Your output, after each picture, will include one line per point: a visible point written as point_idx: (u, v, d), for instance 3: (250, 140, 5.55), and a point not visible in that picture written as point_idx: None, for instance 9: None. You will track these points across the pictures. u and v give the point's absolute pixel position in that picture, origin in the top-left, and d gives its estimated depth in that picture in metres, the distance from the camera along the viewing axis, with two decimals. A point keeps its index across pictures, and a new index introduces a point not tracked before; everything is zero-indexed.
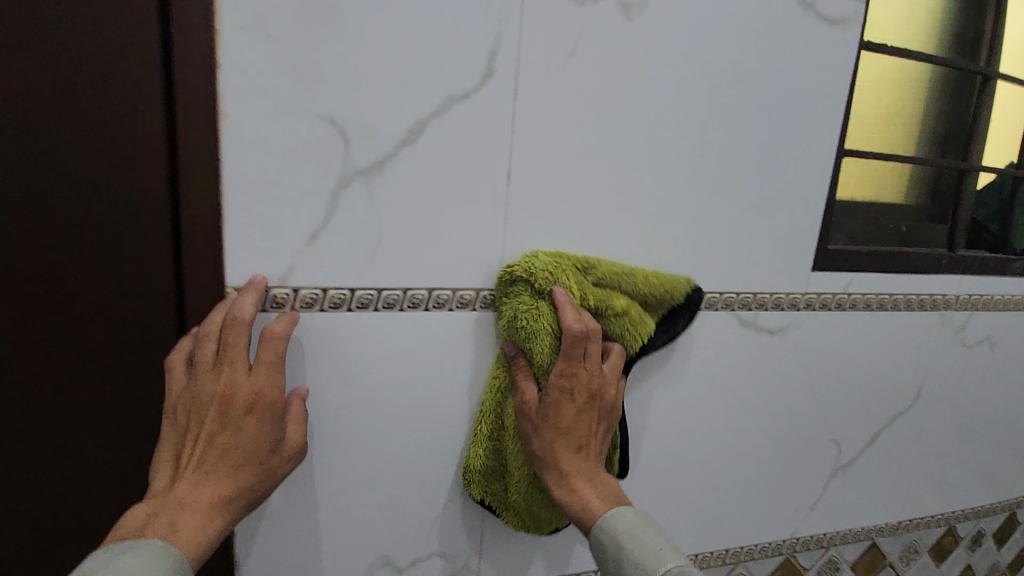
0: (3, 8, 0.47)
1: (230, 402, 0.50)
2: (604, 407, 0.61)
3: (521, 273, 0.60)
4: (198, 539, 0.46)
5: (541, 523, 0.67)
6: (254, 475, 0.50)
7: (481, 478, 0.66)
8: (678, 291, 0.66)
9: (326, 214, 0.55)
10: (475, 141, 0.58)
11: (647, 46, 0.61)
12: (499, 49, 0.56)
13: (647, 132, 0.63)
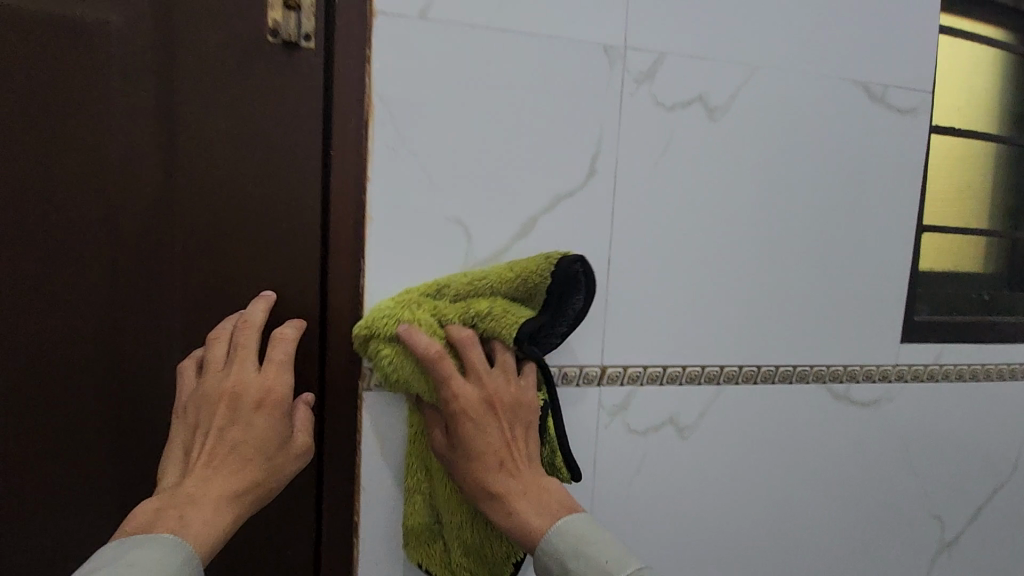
0: (192, 136, 0.55)
1: (241, 397, 0.50)
2: (518, 418, 0.57)
3: (368, 327, 0.56)
4: (208, 533, 0.45)
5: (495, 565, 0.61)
6: (261, 471, 0.50)
7: (418, 539, 0.61)
8: (546, 264, 0.57)
9: None
10: (580, 231, 0.64)
11: (729, 142, 0.68)
12: (601, 151, 0.64)
13: (732, 216, 0.69)
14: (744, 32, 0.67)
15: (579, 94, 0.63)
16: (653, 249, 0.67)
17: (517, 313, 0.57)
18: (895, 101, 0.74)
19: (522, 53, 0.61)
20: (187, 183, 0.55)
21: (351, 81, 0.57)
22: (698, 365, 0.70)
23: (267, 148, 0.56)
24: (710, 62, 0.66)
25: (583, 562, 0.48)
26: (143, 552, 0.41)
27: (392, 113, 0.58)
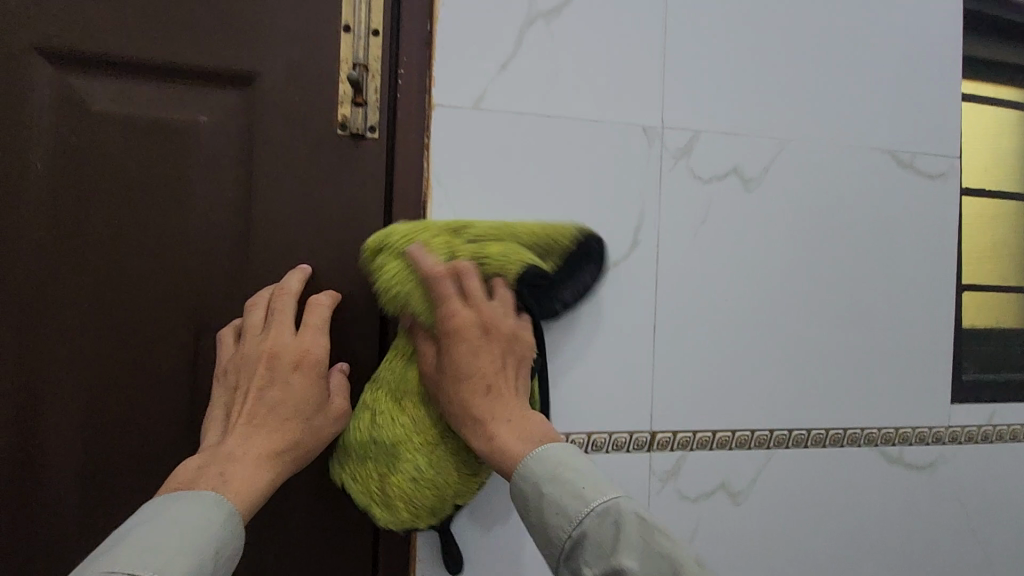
0: (267, 221, 0.59)
1: (275, 360, 0.51)
2: (512, 353, 0.55)
3: (386, 242, 0.54)
4: (248, 492, 0.45)
5: (438, 508, 0.55)
6: (299, 432, 0.50)
7: (358, 460, 0.54)
8: (569, 237, 0.59)
9: None
10: (626, 299, 0.67)
11: (766, 210, 0.71)
12: (643, 223, 0.67)
13: (771, 279, 0.71)
14: (774, 109, 0.71)
15: (621, 171, 0.67)
16: (696, 314, 0.69)
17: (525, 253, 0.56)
18: (925, 167, 0.76)
19: (567, 135, 0.65)
20: (261, 263, 0.59)
21: (411, 168, 0.62)
22: (747, 429, 0.71)
23: (336, 228, 0.61)
24: (743, 137, 0.70)
25: (559, 489, 0.45)
26: (183, 513, 0.40)
27: (449, 196, 0.62)
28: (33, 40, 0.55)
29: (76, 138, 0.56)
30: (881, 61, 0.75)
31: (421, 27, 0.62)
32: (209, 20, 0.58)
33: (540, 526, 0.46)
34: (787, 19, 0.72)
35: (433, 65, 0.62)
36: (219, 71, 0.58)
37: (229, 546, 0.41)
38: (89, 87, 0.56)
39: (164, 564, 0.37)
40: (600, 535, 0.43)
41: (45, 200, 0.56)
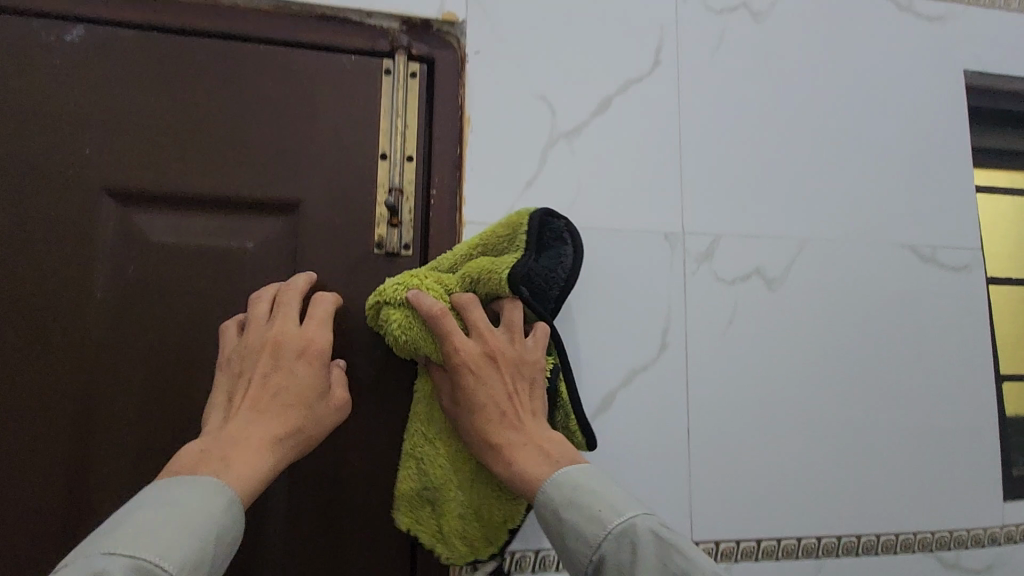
0: None
1: (281, 347, 0.52)
2: (520, 374, 0.54)
3: (385, 298, 0.57)
4: (248, 477, 0.45)
5: (491, 535, 0.57)
6: (303, 417, 0.50)
7: (407, 506, 0.58)
8: (516, 221, 0.57)
9: None
10: (658, 403, 0.67)
11: (792, 308, 0.72)
12: (670, 327, 0.69)
13: (804, 377, 0.71)
14: (790, 211, 0.74)
15: (645, 277, 0.69)
16: (732, 415, 0.69)
17: (507, 258, 0.55)
18: (947, 260, 0.77)
19: (591, 245, 0.68)
20: None
21: None
22: (793, 535, 0.68)
23: (373, 342, 0.64)
24: (763, 240, 0.72)
25: (576, 514, 0.46)
26: (184, 497, 0.41)
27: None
28: (101, 186, 0.60)
29: (133, 268, 0.60)
30: (891, 160, 0.78)
31: (452, 151, 0.67)
32: (258, 157, 0.63)
33: (564, 551, 0.47)
34: (795, 127, 0.76)
35: (463, 185, 0.67)
36: (266, 201, 0.63)
37: (230, 534, 0.42)
38: (147, 223, 0.61)
39: (165, 546, 0.38)
40: (619, 557, 0.44)
41: (101, 330, 0.59)
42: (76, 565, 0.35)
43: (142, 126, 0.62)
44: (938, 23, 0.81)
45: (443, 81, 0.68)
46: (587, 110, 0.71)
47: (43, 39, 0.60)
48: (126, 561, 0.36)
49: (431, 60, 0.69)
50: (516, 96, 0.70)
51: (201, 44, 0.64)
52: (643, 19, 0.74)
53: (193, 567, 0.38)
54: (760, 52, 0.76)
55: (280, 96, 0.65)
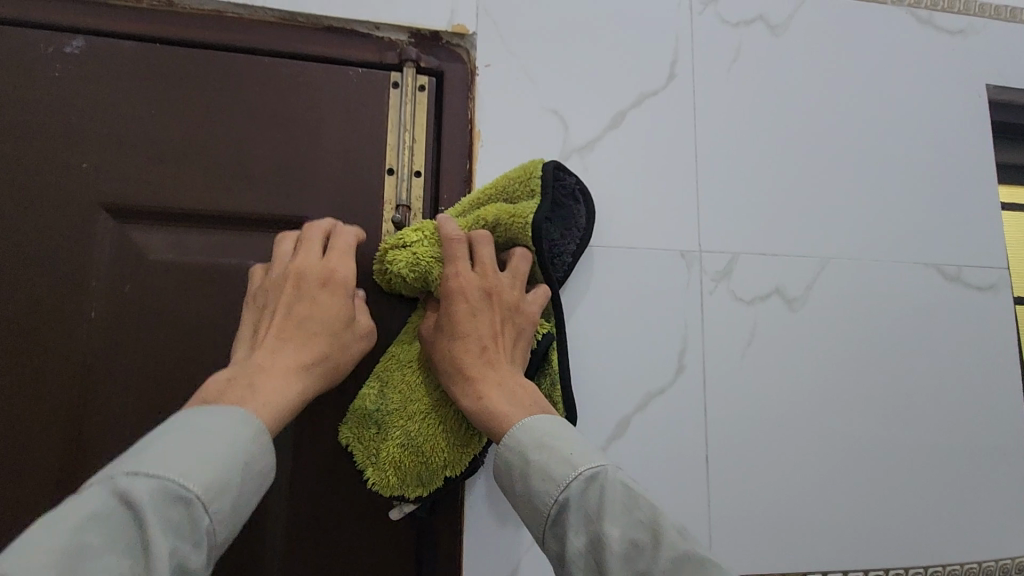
0: None
1: (307, 276, 0.51)
2: (510, 321, 0.53)
3: (397, 242, 0.57)
4: (275, 405, 0.43)
5: (426, 478, 0.54)
6: (329, 346, 0.49)
7: (358, 422, 0.56)
8: (531, 172, 0.58)
9: None
10: (675, 428, 0.64)
11: (814, 329, 0.69)
12: (687, 348, 0.66)
13: (827, 401, 0.68)
14: (810, 228, 0.71)
15: (661, 296, 0.67)
16: (752, 441, 0.65)
17: (526, 202, 0.57)
18: (973, 280, 0.74)
19: (604, 262, 0.66)
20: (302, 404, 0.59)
21: None
22: (818, 569, 0.65)
23: (377, 363, 0.61)
24: (782, 258, 0.70)
25: (545, 455, 0.43)
26: (209, 421, 0.39)
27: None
28: (97, 202, 0.58)
29: (129, 286, 0.58)
30: (913, 176, 0.75)
31: (460, 165, 0.65)
32: (261, 170, 0.61)
33: (525, 495, 0.43)
34: (814, 142, 0.74)
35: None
36: (268, 217, 0.61)
37: (259, 462, 0.40)
38: (145, 240, 0.59)
39: (188, 468, 0.36)
40: (587, 501, 0.40)
41: (94, 352, 0.57)
42: (98, 485, 0.34)
43: (141, 140, 0.60)
44: (959, 37, 0.79)
45: (452, 94, 0.67)
46: (600, 124, 0.69)
47: (42, 51, 0.59)
48: (148, 483, 0.34)
49: (439, 73, 0.67)
50: (528, 110, 0.68)
51: (204, 56, 0.62)
52: (657, 32, 0.72)
53: (217, 493, 0.36)
54: (778, 65, 0.74)
55: (285, 110, 0.63)
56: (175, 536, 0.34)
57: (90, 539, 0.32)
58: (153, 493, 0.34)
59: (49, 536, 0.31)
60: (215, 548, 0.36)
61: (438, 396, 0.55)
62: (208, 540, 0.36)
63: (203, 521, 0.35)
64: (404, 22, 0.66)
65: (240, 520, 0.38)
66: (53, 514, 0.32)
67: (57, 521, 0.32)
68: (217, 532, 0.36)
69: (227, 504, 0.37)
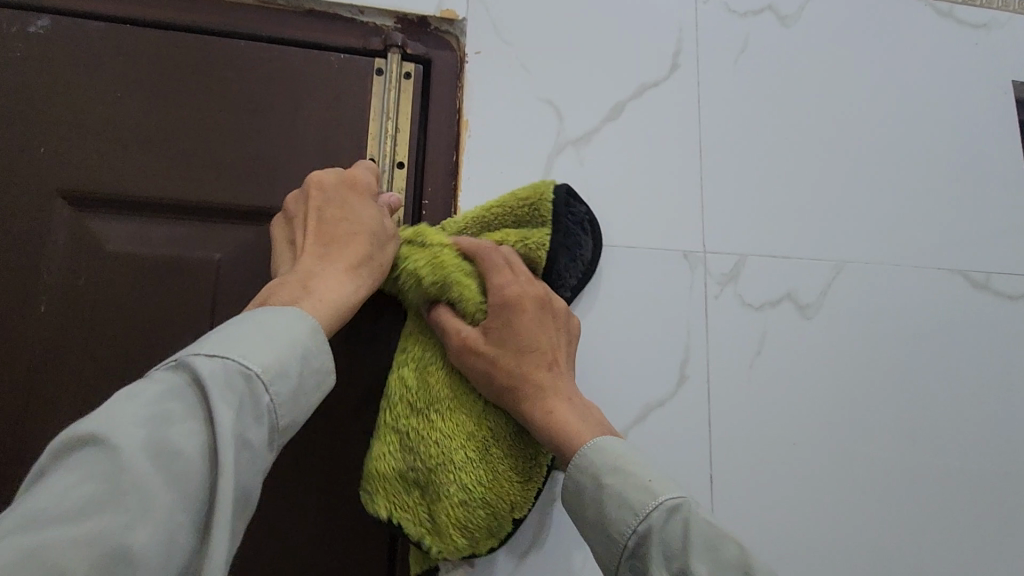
0: None
1: (334, 186, 0.51)
2: (565, 328, 0.51)
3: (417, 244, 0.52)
4: (329, 300, 0.44)
5: (496, 527, 0.49)
6: (371, 246, 0.49)
7: (388, 487, 0.49)
8: (542, 192, 0.55)
9: (535, 534, 0.56)
10: (676, 443, 0.58)
11: (829, 338, 0.63)
12: (689, 357, 0.61)
13: (845, 416, 0.62)
14: (826, 229, 0.66)
15: (664, 301, 0.62)
16: (763, 459, 0.59)
17: (539, 233, 0.54)
18: (1003, 288, 0.69)
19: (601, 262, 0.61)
20: None
21: None
22: None
23: (350, 367, 0.56)
24: (795, 261, 0.64)
25: (622, 482, 0.41)
26: (269, 315, 0.39)
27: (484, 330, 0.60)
28: (54, 188, 0.54)
29: (85, 278, 0.54)
30: (937, 175, 0.70)
31: (447, 157, 0.61)
32: (232, 157, 0.57)
33: (599, 523, 0.41)
34: (828, 139, 0.69)
35: (459, 195, 0.61)
36: (238, 209, 0.57)
37: (318, 355, 0.40)
38: (105, 229, 0.55)
39: (250, 350, 0.36)
40: (669, 534, 0.38)
41: (43, 349, 0.52)
42: (170, 363, 0.35)
43: (106, 124, 0.56)
44: (981, 30, 0.75)
45: (440, 83, 0.63)
46: (597, 117, 0.65)
47: (6, 30, 0.56)
48: (213, 359, 0.35)
49: (427, 60, 0.63)
50: (521, 101, 0.64)
51: (177, 38, 0.59)
52: (659, 22, 0.68)
53: (277, 375, 0.36)
54: (788, 56, 0.70)
55: (261, 94, 0.59)
56: (240, 410, 0.34)
57: (170, 406, 0.33)
58: (218, 369, 0.34)
59: (133, 402, 0.32)
60: (279, 432, 0.37)
61: (487, 435, 0.49)
62: (270, 419, 0.36)
63: (264, 400, 0.35)
64: (391, 6, 0.63)
65: (303, 409, 0.38)
66: (134, 385, 0.33)
67: (139, 391, 0.33)
68: (280, 415, 0.36)
69: (288, 387, 0.37)
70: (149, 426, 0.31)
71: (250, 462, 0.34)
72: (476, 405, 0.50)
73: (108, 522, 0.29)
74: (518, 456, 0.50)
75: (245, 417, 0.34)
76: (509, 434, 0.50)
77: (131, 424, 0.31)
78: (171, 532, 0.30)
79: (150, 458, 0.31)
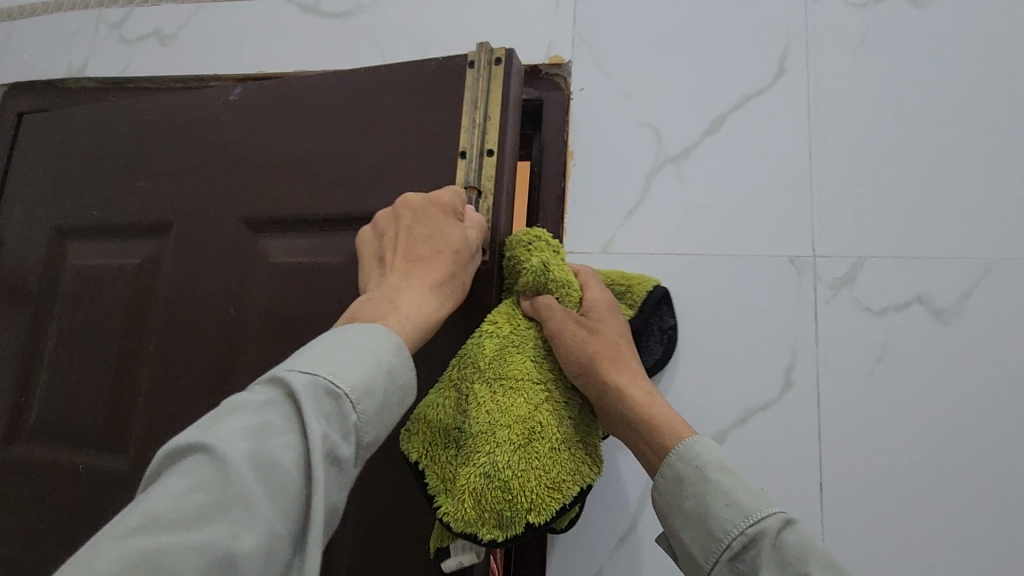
0: None
1: (424, 206, 0.52)
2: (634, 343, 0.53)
3: (545, 244, 0.53)
4: (413, 319, 0.45)
5: (507, 519, 0.42)
6: (453, 266, 0.50)
7: (427, 432, 0.47)
8: (641, 286, 0.56)
9: (632, 522, 0.56)
10: (782, 449, 0.56)
11: (978, 344, 0.55)
12: (796, 362, 0.58)
13: (1003, 434, 0.53)
14: (973, 223, 0.58)
15: (766, 307, 0.60)
16: (889, 474, 0.53)
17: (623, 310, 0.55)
18: None
19: (699, 270, 0.63)
20: None
21: None
22: None
23: None
24: (933, 258, 0.57)
25: (731, 484, 0.40)
26: (360, 337, 0.41)
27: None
28: (240, 217, 0.68)
29: (257, 288, 0.65)
30: None
31: (556, 184, 0.68)
32: (355, 175, 0.62)
33: (698, 518, 0.39)
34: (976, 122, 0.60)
35: (565, 222, 0.67)
36: (356, 218, 0.62)
37: (404, 372, 0.41)
38: (274, 245, 0.66)
39: (341, 368, 0.37)
40: (781, 542, 0.36)
41: (224, 340, 0.65)
42: (269, 378, 0.37)
43: (273, 161, 0.67)
44: None
45: (551, 123, 0.70)
46: (698, 130, 0.66)
47: (217, 102, 0.73)
48: (305, 375, 0.36)
49: (540, 101, 0.71)
50: (619, 125, 0.69)
51: (314, 83, 0.67)
52: (764, 26, 0.67)
53: (366, 393, 0.38)
54: (924, 38, 0.63)
55: (375, 114, 0.62)
56: (331, 426, 0.36)
57: (270, 416, 0.34)
58: (309, 385, 0.36)
59: (237, 416, 0.34)
60: (364, 448, 0.38)
61: (536, 426, 0.45)
62: (356, 437, 0.37)
63: (352, 418, 0.37)
64: None
65: (388, 427, 0.40)
66: (237, 397, 0.35)
67: (241, 404, 0.35)
68: (366, 433, 0.38)
69: (376, 405, 0.38)
70: (250, 438, 0.33)
71: (337, 478, 0.35)
72: (536, 393, 0.46)
73: (214, 532, 0.30)
74: (566, 462, 0.45)
75: (334, 433, 0.36)
76: (557, 439, 0.45)
77: (235, 434, 0.33)
78: (270, 543, 0.31)
79: (253, 467, 0.32)
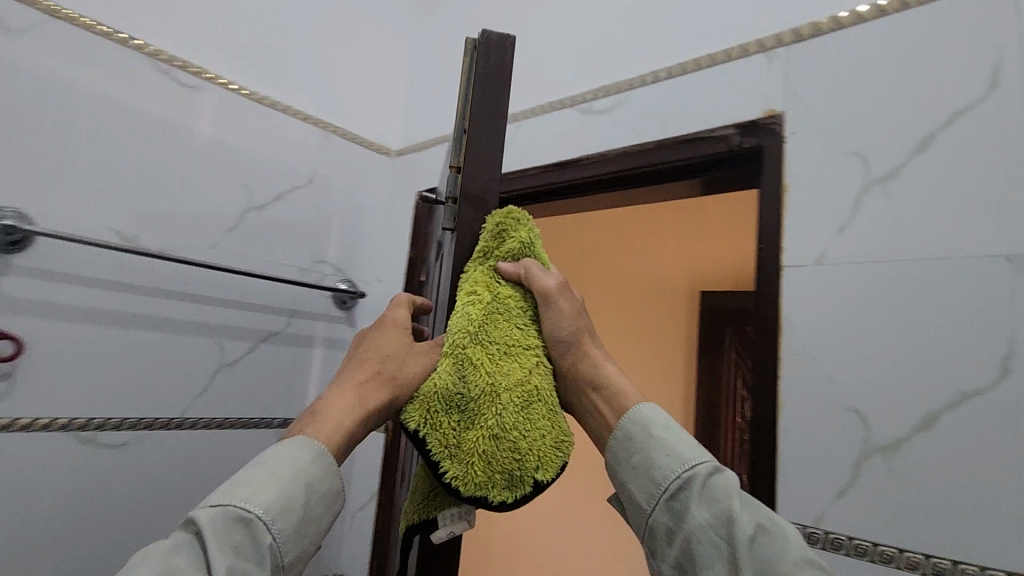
0: None
1: (370, 333, 0.62)
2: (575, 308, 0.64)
3: (524, 223, 0.62)
4: (333, 420, 0.54)
5: (518, 473, 0.53)
6: (381, 364, 0.57)
7: (424, 406, 0.55)
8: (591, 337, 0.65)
9: (851, 477, 0.70)
10: (998, 431, 0.61)
11: None
12: (1015, 352, 0.62)
13: None
14: None
15: (984, 302, 0.64)
16: None
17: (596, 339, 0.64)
18: None
19: (910, 273, 0.70)
20: None
21: (766, 310, 0.80)
22: None
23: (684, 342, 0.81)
24: None
25: (672, 438, 0.52)
26: (281, 453, 0.51)
27: (796, 330, 0.77)
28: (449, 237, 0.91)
29: None
30: None
31: (774, 211, 0.82)
32: None
33: (644, 470, 0.52)
34: None
35: (783, 242, 0.80)
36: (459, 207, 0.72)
37: (324, 479, 0.51)
38: None
39: (250, 497, 0.47)
40: (704, 483, 0.50)
41: None
42: (187, 521, 0.47)
43: None
44: None
45: (769, 164, 0.84)
46: (905, 151, 0.72)
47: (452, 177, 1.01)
48: (213, 511, 0.46)
49: (760, 147, 0.85)
50: (827, 154, 0.79)
51: None
52: (976, 37, 0.69)
53: (275, 514, 0.47)
54: None
55: None
56: (237, 553, 0.45)
57: (178, 561, 0.44)
58: (216, 519, 0.46)
59: (149, 565, 0.44)
60: (278, 564, 0.47)
61: (528, 391, 0.55)
62: (269, 555, 0.46)
63: (258, 539, 0.46)
64: (722, 114, 0.90)
65: (304, 536, 0.49)
66: (157, 547, 0.46)
67: (158, 552, 0.45)
68: (279, 550, 0.47)
69: (287, 522, 0.48)
70: None
71: None
72: (526, 361, 0.57)
73: None
74: (547, 422, 0.55)
75: (240, 560, 0.45)
76: (548, 401, 0.56)
77: None
78: None
79: None
